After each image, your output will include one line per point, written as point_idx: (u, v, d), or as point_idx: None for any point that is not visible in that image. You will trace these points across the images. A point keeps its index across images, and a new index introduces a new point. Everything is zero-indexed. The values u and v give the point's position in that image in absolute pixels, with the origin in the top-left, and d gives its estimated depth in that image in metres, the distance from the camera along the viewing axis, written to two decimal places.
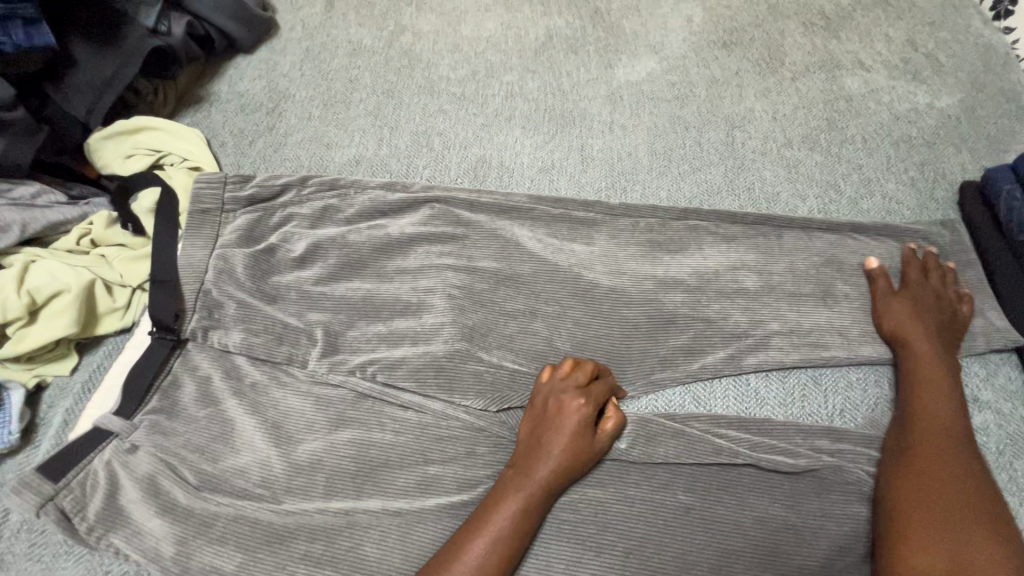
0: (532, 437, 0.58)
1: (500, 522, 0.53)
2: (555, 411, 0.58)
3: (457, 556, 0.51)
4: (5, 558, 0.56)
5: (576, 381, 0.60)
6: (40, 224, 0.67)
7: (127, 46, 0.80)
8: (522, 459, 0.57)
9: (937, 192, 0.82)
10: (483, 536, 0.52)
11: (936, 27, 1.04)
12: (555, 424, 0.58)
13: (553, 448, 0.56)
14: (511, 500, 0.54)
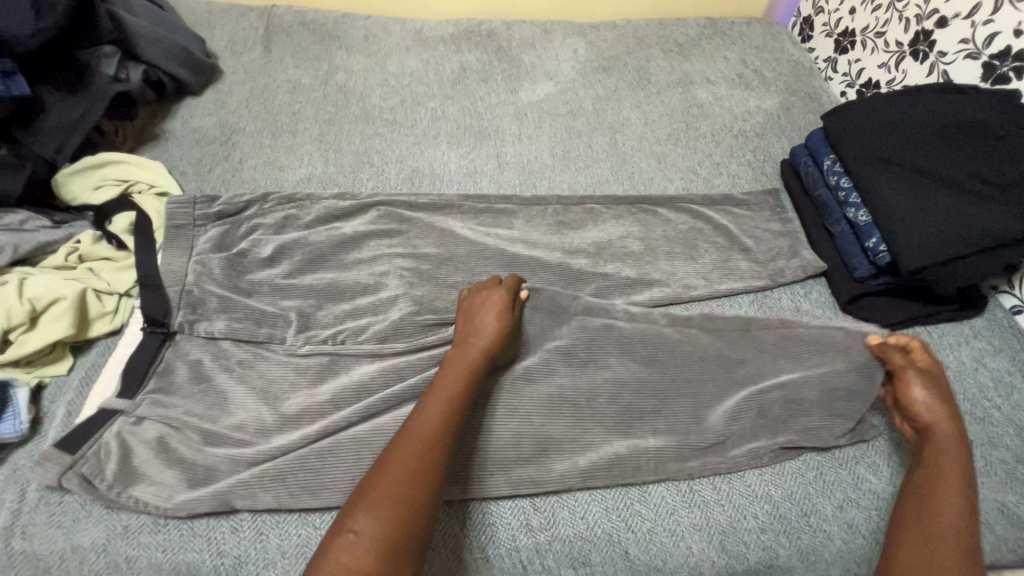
0: (464, 331, 0.73)
1: (445, 393, 0.64)
2: (477, 309, 0.75)
3: (419, 416, 0.62)
4: (27, 529, 0.63)
5: (487, 288, 0.78)
6: (30, 245, 0.77)
7: (92, 91, 0.91)
8: (453, 354, 0.71)
9: (766, 169, 1.09)
10: (434, 407, 0.63)
11: (760, 50, 1.35)
12: (479, 317, 0.74)
13: (481, 333, 0.72)
14: (451, 378, 0.67)
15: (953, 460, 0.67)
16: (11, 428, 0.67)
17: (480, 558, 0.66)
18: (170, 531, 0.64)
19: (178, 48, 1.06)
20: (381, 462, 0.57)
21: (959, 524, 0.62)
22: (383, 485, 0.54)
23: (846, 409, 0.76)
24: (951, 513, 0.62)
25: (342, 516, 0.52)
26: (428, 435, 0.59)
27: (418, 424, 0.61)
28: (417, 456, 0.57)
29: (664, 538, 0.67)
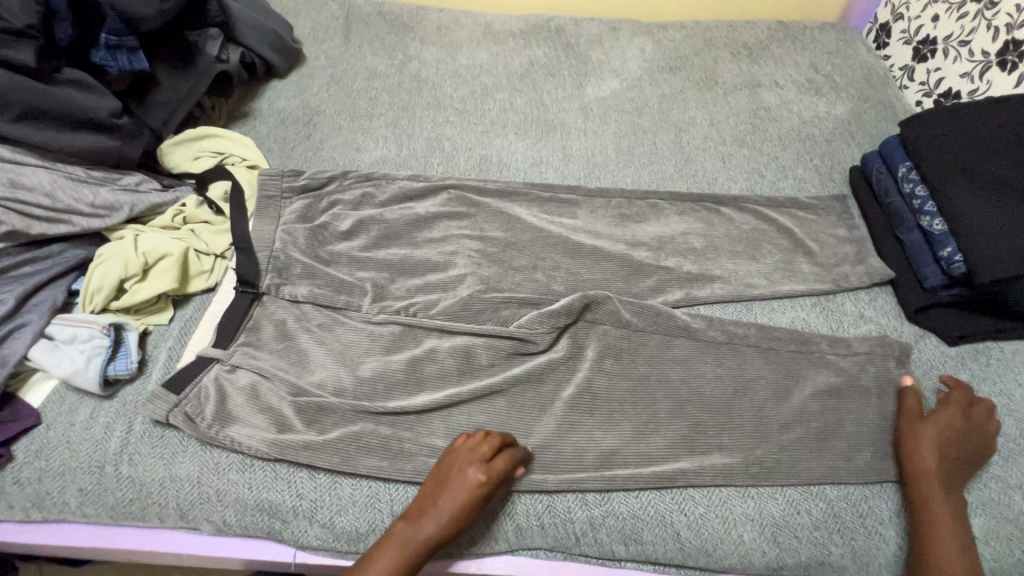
0: (438, 481, 0.67)
1: (428, 524, 0.64)
2: (453, 478, 0.66)
3: (387, 539, 0.65)
4: (134, 456, 0.71)
5: (480, 456, 0.67)
6: (144, 205, 0.85)
7: (198, 69, 0.99)
8: (429, 493, 0.67)
9: (833, 175, 1.08)
10: (411, 539, 0.64)
11: (832, 55, 1.33)
12: (450, 484, 0.66)
13: (444, 501, 0.65)
14: (440, 509, 0.65)
15: (944, 501, 0.67)
16: (124, 366, 0.74)
17: (536, 525, 0.69)
18: (256, 471, 0.71)
19: (272, 33, 1.14)
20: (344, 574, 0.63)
21: (950, 560, 0.64)
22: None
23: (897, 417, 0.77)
24: (944, 547, 0.65)
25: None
26: (391, 555, 0.63)
27: (382, 551, 0.64)
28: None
29: (715, 524, 0.69)
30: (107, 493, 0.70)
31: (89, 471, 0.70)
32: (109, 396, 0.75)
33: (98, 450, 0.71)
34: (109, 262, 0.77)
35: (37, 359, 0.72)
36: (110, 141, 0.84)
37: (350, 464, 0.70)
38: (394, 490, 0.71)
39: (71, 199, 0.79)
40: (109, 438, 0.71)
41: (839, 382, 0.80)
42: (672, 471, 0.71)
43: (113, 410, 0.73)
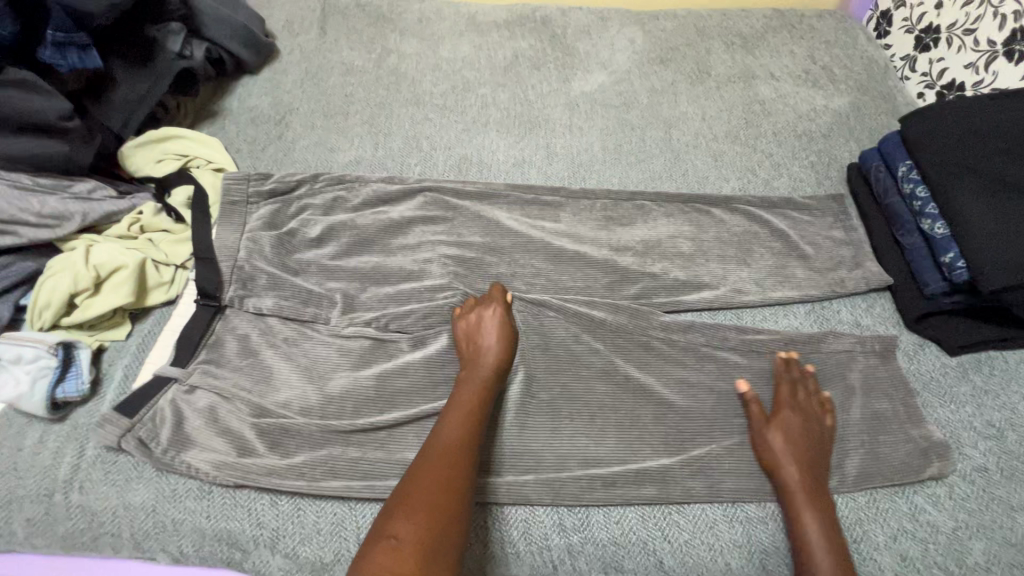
0: (469, 346, 0.73)
1: (459, 411, 0.65)
2: (477, 323, 0.75)
3: (435, 437, 0.63)
4: (84, 484, 0.67)
5: (485, 299, 0.77)
6: (97, 214, 0.80)
7: (158, 68, 0.94)
8: (464, 370, 0.71)
9: (830, 173, 1.03)
10: (451, 429, 0.63)
11: (830, 45, 1.27)
12: (480, 332, 0.74)
13: (486, 347, 0.72)
14: (466, 394, 0.67)
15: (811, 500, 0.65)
16: (74, 388, 0.70)
17: (511, 553, 0.65)
18: (214, 498, 0.67)
19: (240, 27, 1.08)
20: (410, 482, 0.58)
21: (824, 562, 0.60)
22: (419, 502, 0.56)
23: (893, 434, 0.73)
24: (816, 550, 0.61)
25: (372, 550, 0.52)
26: (437, 452, 0.61)
27: (437, 444, 0.62)
28: (436, 474, 0.58)
29: (701, 551, 0.65)
30: (56, 522, 0.66)
31: (36, 499, 0.66)
32: (60, 419, 0.71)
33: (46, 477, 0.67)
34: (58, 277, 0.73)
35: None
36: (58, 145, 0.79)
37: (314, 491, 0.67)
38: (361, 516, 0.67)
39: (17, 210, 0.74)
40: (58, 465, 0.68)
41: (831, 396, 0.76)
42: (655, 495, 0.67)
43: (63, 434, 0.70)
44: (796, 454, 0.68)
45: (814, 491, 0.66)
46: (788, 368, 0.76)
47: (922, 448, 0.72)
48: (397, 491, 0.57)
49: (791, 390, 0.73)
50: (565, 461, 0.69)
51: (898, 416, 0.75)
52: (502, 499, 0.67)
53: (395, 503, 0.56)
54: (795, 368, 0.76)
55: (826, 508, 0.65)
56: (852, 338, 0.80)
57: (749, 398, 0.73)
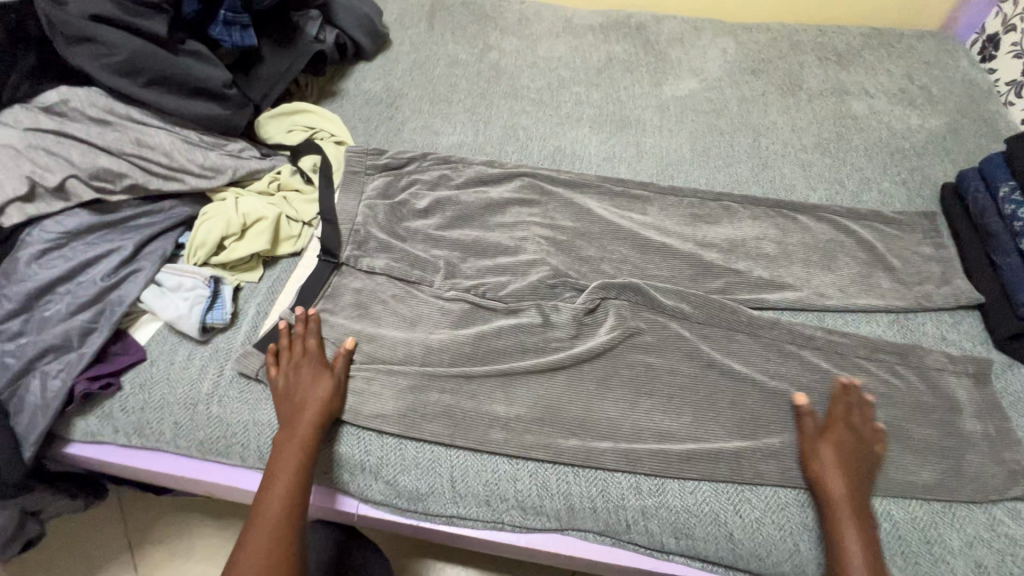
0: (288, 391, 0.73)
1: (285, 479, 0.67)
2: (298, 368, 0.75)
3: (267, 491, 0.67)
4: (223, 398, 0.77)
5: (310, 340, 0.77)
6: (245, 170, 0.91)
7: (299, 49, 1.06)
8: (288, 415, 0.72)
9: (921, 191, 1.03)
10: (277, 499, 0.66)
11: (930, 66, 1.26)
12: (303, 378, 0.74)
13: (316, 398, 0.72)
14: (289, 459, 0.68)
15: (862, 515, 0.65)
16: (220, 316, 0.81)
17: (589, 507, 0.71)
18: (329, 425, 0.76)
19: (364, 17, 1.20)
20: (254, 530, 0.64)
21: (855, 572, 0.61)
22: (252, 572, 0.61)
23: (974, 448, 0.74)
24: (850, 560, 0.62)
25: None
26: (274, 519, 0.65)
27: (269, 498, 0.66)
28: (273, 543, 0.63)
29: (771, 529, 0.68)
30: (198, 428, 0.77)
31: (184, 407, 0.77)
32: (205, 342, 0.82)
33: (193, 389, 0.78)
34: (213, 220, 0.84)
35: (147, 302, 0.80)
36: (222, 109, 0.91)
37: (416, 428, 0.74)
38: (454, 457, 0.74)
39: (186, 160, 0.86)
40: (203, 379, 0.79)
41: (914, 404, 0.77)
42: (730, 470, 0.71)
43: (208, 355, 0.81)
44: (724, 457, 0.69)
45: (863, 503, 0.66)
46: (846, 389, 0.74)
47: (1006, 465, 0.72)
48: (244, 546, 0.63)
49: (848, 409, 0.73)
50: (645, 431, 0.74)
51: (982, 432, 0.75)
52: (585, 458, 0.72)
53: (239, 568, 0.62)
54: (856, 389, 0.74)
55: (869, 521, 0.65)
56: (937, 351, 0.81)
57: (805, 413, 0.73)
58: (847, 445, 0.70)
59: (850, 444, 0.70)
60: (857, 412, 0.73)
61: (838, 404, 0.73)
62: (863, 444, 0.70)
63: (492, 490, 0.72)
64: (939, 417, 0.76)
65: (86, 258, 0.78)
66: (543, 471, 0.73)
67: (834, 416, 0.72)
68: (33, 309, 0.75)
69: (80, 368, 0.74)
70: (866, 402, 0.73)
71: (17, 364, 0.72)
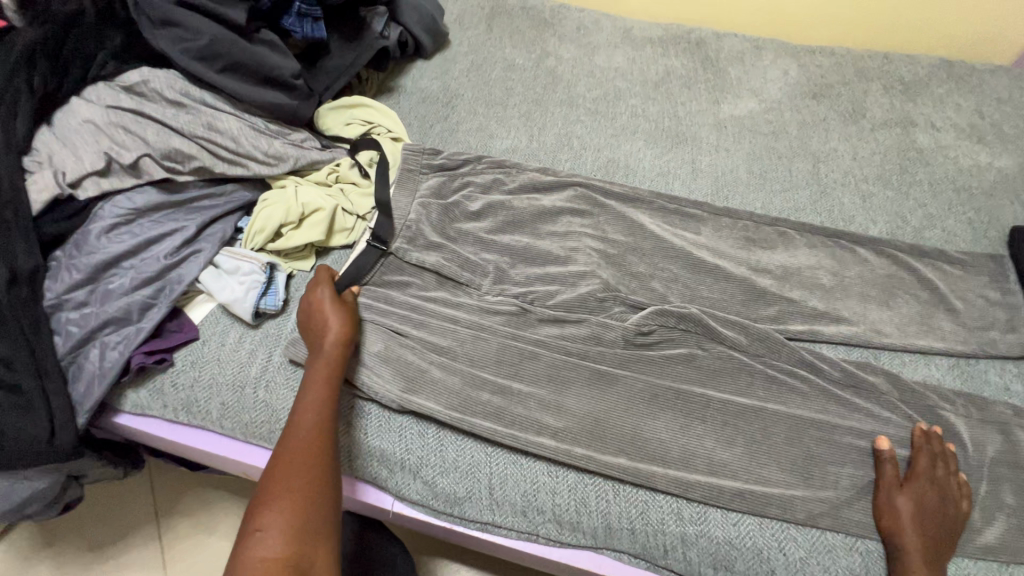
0: (307, 321, 0.77)
1: (312, 394, 0.69)
2: (314, 297, 0.78)
3: (295, 410, 0.68)
4: (270, 384, 0.78)
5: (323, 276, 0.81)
6: (305, 160, 0.93)
7: (363, 44, 1.07)
8: (310, 342, 0.75)
9: (988, 233, 0.99)
10: (307, 410, 0.68)
11: (1002, 103, 1.22)
12: (317, 305, 0.77)
13: (330, 321, 0.75)
14: (315, 377, 0.71)
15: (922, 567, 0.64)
16: (273, 302, 0.82)
17: (627, 528, 0.70)
18: (371, 419, 0.76)
19: (427, 16, 1.21)
20: (283, 445, 0.65)
21: None
22: (290, 470, 0.63)
23: None
24: None
25: (256, 518, 0.60)
26: (305, 432, 0.66)
27: (297, 414, 0.68)
28: (303, 453, 0.64)
29: (815, 570, 0.67)
30: (244, 411, 0.78)
31: (232, 388, 0.79)
32: (256, 326, 0.83)
33: (242, 371, 0.79)
34: (273, 207, 0.86)
35: (204, 282, 0.82)
36: (289, 99, 0.93)
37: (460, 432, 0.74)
38: (494, 463, 0.74)
39: (252, 146, 0.87)
40: (252, 363, 0.80)
41: (975, 454, 0.74)
42: (777, 504, 0.69)
43: (258, 339, 0.82)
44: (915, 525, 0.66)
45: (936, 571, 0.64)
46: (930, 439, 0.72)
47: None
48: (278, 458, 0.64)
49: (932, 459, 0.71)
50: (690, 456, 0.72)
51: None
52: (627, 478, 0.71)
53: (276, 468, 0.63)
54: (936, 438, 0.72)
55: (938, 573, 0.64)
56: (999, 401, 0.78)
57: (885, 458, 0.71)
58: (929, 501, 0.67)
59: (932, 502, 0.67)
60: (951, 469, 0.70)
61: (922, 454, 0.71)
62: (945, 500, 0.68)
63: (529, 501, 0.72)
64: (1000, 470, 0.73)
65: (152, 235, 0.80)
66: (581, 487, 0.72)
67: (921, 471, 0.69)
68: (98, 280, 0.77)
69: (138, 341, 0.76)
70: (950, 451, 0.72)
71: (79, 333, 0.75)
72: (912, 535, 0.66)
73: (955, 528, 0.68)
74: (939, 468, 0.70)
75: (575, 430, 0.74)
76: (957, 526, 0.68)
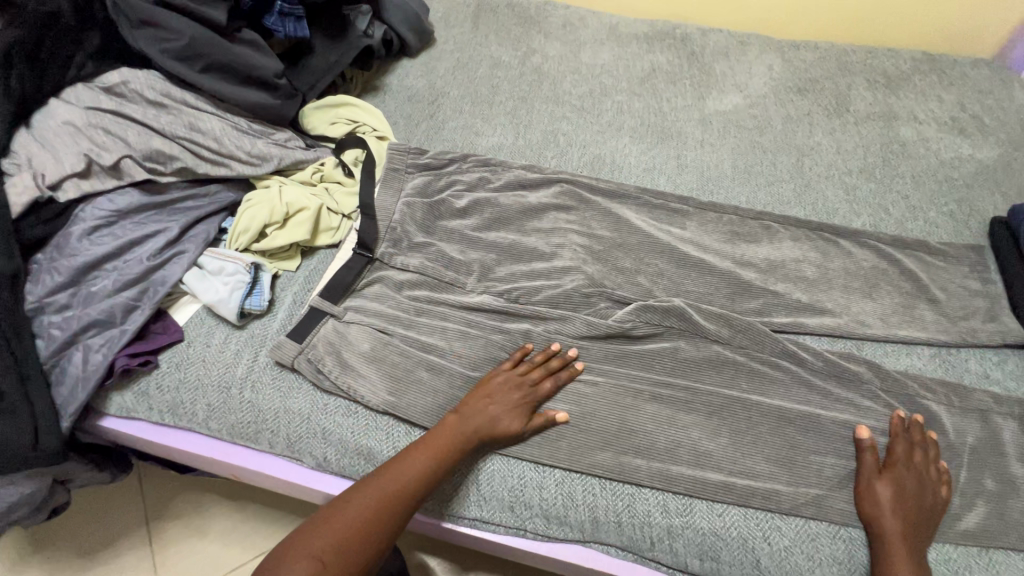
0: (482, 399, 0.73)
1: (410, 474, 0.66)
2: (510, 386, 0.74)
3: (393, 471, 0.66)
4: (256, 384, 0.78)
5: (532, 378, 0.75)
6: (289, 160, 0.92)
7: (348, 42, 1.07)
8: (464, 416, 0.72)
9: (969, 224, 1.00)
10: (400, 476, 0.66)
11: (982, 95, 1.23)
12: (503, 395, 0.73)
13: (495, 412, 0.72)
14: (426, 451, 0.68)
15: (902, 551, 0.64)
16: (258, 302, 0.82)
17: (614, 521, 0.70)
18: (358, 418, 0.76)
19: (411, 15, 1.21)
20: (357, 494, 0.64)
21: None
22: (343, 520, 0.62)
23: (1015, 493, 0.72)
24: None
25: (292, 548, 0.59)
26: (384, 498, 0.64)
27: (391, 479, 0.66)
28: (368, 517, 0.62)
29: (800, 559, 0.67)
30: (230, 412, 0.78)
31: (218, 389, 0.78)
32: (241, 327, 0.83)
33: (228, 372, 0.79)
34: (257, 207, 0.85)
35: (188, 283, 0.81)
36: (272, 99, 0.92)
37: None
38: (482, 460, 0.74)
39: (235, 147, 0.87)
40: (238, 364, 0.80)
41: (956, 442, 0.75)
42: (762, 494, 0.70)
43: (244, 340, 0.82)
44: (895, 509, 0.66)
45: (916, 555, 0.64)
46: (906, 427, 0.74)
47: None
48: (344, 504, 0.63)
49: (909, 446, 0.72)
50: (675, 448, 0.73)
51: None
52: (613, 471, 0.72)
53: (334, 514, 0.62)
54: (915, 426, 0.74)
55: (919, 557, 0.64)
56: (979, 390, 0.79)
57: (865, 446, 0.72)
58: (908, 486, 0.68)
59: (910, 488, 0.68)
60: (929, 456, 0.72)
61: (900, 442, 0.72)
62: (924, 485, 0.69)
63: (517, 496, 0.72)
64: (981, 457, 0.74)
65: (135, 237, 0.80)
66: (569, 482, 0.72)
67: (899, 458, 0.71)
68: (80, 283, 0.77)
69: (121, 343, 0.75)
70: (929, 440, 0.73)
71: (61, 336, 0.74)
72: (892, 519, 0.66)
73: (934, 515, 0.68)
74: (917, 457, 0.71)
75: (561, 425, 0.74)
76: (937, 512, 0.68)
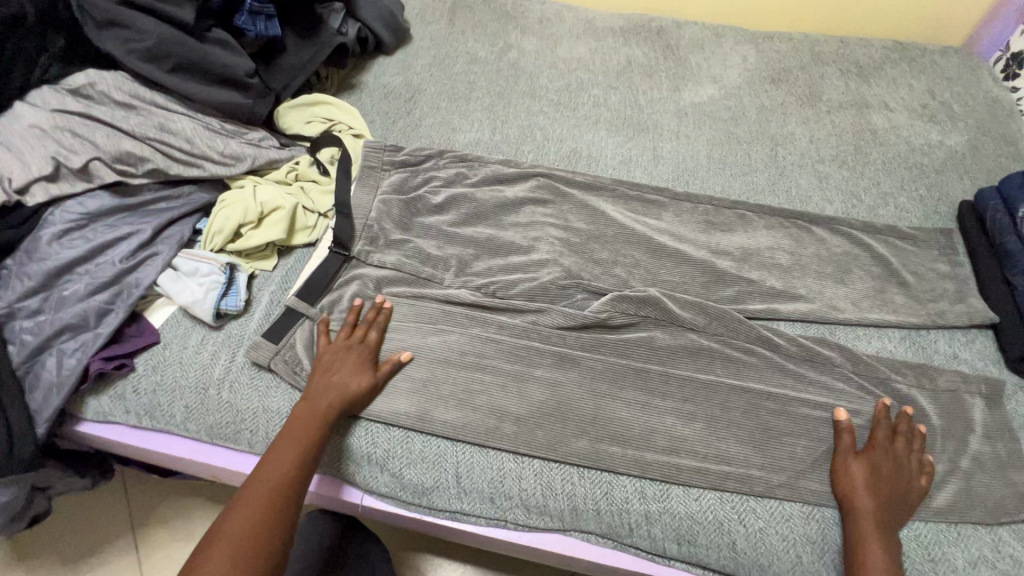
0: (320, 373, 0.74)
1: (284, 455, 0.67)
2: (338, 353, 0.76)
3: (267, 460, 0.66)
4: (234, 384, 0.78)
5: (364, 336, 0.78)
6: (263, 159, 0.92)
7: (321, 40, 1.06)
8: (312, 392, 0.73)
9: (939, 208, 1.02)
10: (277, 464, 0.66)
11: (951, 82, 1.25)
12: (340, 362, 0.75)
13: (342, 379, 0.73)
14: (296, 433, 0.69)
15: (874, 529, 0.65)
16: (234, 303, 0.82)
17: (593, 509, 0.71)
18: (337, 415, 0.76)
19: (385, 11, 1.21)
20: (245, 495, 0.63)
21: None
22: (235, 526, 0.60)
23: (982, 469, 0.74)
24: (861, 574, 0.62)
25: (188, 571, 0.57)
26: (271, 491, 0.64)
27: (268, 468, 0.66)
28: (263, 514, 0.62)
29: (774, 540, 0.68)
30: (208, 413, 0.77)
31: (195, 391, 0.78)
32: (218, 328, 0.83)
33: (205, 373, 0.79)
34: (231, 207, 0.85)
35: (162, 285, 0.81)
36: (244, 98, 0.92)
37: (424, 424, 0.75)
38: (461, 452, 0.74)
39: (207, 147, 0.86)
40: (215, 365, 0.79)
41: (925, 421, 0.76)
42: (736, 478, 0.71)
43: (221, 341, 0.81)
44: (869, 490, 0.67)
45: (888, 534, 0.65)
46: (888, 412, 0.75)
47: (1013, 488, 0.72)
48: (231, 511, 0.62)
49: (890, 431, 0.73)
50: (651, 436, 0.74)
51: (991, 454, 0.75)
52: (591, 460, 0.72)
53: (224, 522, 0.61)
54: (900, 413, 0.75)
55: (890, 536, 0.65)
56: (947, 369, 0.81)
57: (844, 429, 0.73)
58: (884, 468, 0.69)
59: (887, 469, 0.69)
60: (909, 442, 0.72)
61: (881, 427, 0.73)
62: (902, 469, 0.70)
63: (496, 487, 0.73)
64: (948, 435, 0.76)
65: (107, 240, 0.79)
66: (547, 471, 0.73)
67: (878, 442, 0.72)
68: (52, 287, 0.76)
69: (95, 347, 0.75)
70: (912, 427, 0.74)
71: (34, 341, 0.73)
72: (865, 499, 0.67)
73: (910, 498, 0.69)
74: (898, 443, 0.72)
75: (539, 416, 0.75)
76: (914, 497, 0.69)
